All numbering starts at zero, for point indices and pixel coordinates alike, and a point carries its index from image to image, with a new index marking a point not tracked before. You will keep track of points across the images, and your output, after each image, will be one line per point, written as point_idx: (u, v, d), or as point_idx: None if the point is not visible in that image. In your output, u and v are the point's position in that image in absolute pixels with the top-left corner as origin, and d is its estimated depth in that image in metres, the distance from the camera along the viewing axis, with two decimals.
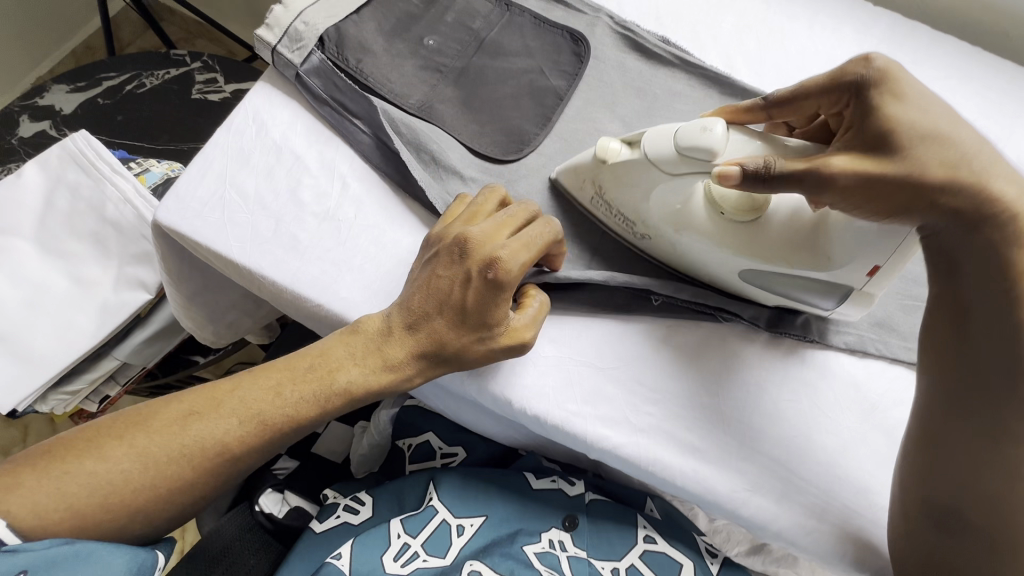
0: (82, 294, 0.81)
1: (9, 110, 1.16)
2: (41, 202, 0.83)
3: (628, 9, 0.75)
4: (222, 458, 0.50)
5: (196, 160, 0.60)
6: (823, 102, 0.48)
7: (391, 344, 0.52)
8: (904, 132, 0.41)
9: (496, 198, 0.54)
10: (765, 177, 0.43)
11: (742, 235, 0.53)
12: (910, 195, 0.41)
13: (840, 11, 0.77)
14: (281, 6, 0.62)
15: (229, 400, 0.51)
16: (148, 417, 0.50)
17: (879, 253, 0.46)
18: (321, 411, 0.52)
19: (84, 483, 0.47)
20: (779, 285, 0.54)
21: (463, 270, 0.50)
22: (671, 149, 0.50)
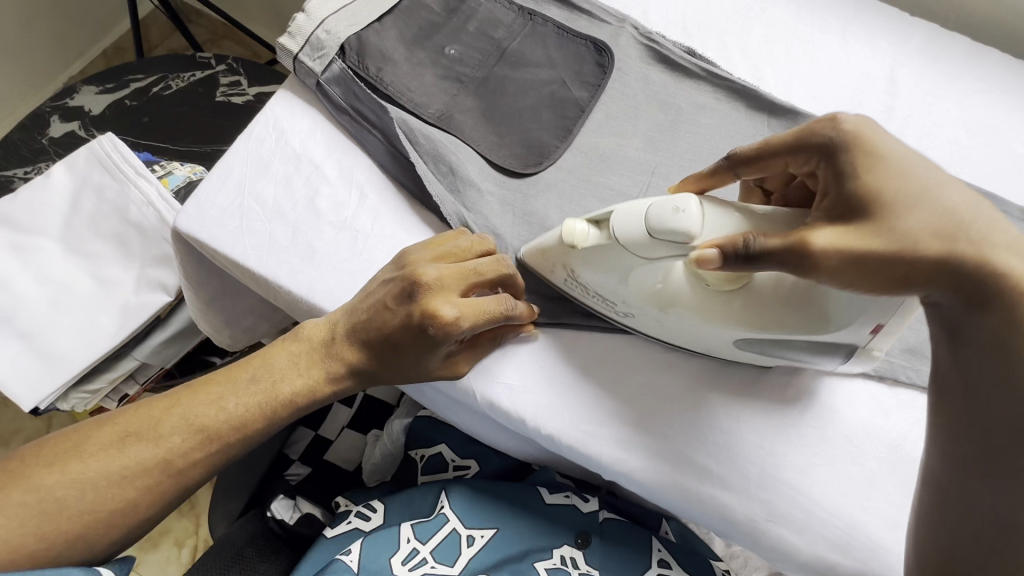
0: (104, 295, 0.82)
1: (41, 110, 1.19)
2: (66, 203, 0.85)
3: (654, 18, 0.73)
4: (166, 475, 0.47)
5: (216, 168, 0.60)
6: (796, 162, 0.45)
7: (334, 355, 0.52)
8: (888, 202, 0.40)
9: (480, 248, 0.54)
10: (746, 257, 0.41)
11: (735, 307, 0.48)
12: (899, 269, 0.39)
13: (875, 22, 0.75)
14: (304, 15, 0.61)
15: (169, 418, 0.48)
16: (81, 441, 0.47)
17: (883, 311, 0.44)
18: (268, 420, 0.50)
19: (16, 515, 0.43)
20: (784, 351, 0.50)
21: (408, 310, 0.50)
22: (642, 231, 0.46)
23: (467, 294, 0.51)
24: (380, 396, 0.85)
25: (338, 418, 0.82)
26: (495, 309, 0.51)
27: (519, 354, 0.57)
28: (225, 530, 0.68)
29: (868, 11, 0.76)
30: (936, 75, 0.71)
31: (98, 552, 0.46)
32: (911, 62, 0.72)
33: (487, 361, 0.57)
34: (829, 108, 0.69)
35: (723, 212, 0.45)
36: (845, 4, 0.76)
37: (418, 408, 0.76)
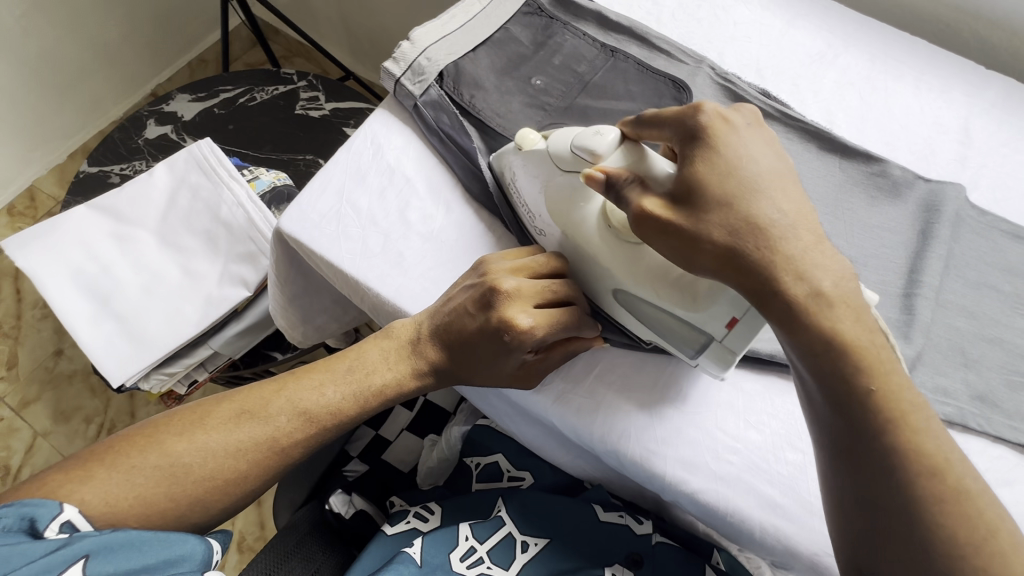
0: (191, 286, 0.89)
1: (139, 114, 1.29)
2: (164, 199, 0.92)
3: (729, 60, 0.77)
4: (273, 451, 0.52)
5: (318, 176, 0.66)
6: (670, 138, 0.48)
7: (420, 352, 0.56)
8: (704, 193, 0.44)
9: (554, 266, 0.56)
10: (616, 193, 0.48)
11: (622, 251, 0.52)
12: (687, 243, 0.43)
13: (949, 73, 0.76)
14: (409, 43, 0.67)
15: (275, 397, 0.53)
16: (204, 415, 0.52)
17: (736, 305, 0.47)
18: (360, 408, 0.54)
19: (151, 475, 0.48)
20: (654, 321, 0.53)
21: (485, 318, 0.52)
22: (569, 151, 0.53)
23: (544, 306, 0.54)
24: (438, 402, 0.88)
25: (398, 419, 0.84)
26: (570, 318, 0.53)
27: (589, 367, 0.60)
28: (290, 517, 0.71)
29: (943, 61, 0.77)
30: (1009, 129, 0.72)
31: (211, 517, 0.51)
32: (985, 115, 0.73)
33: (562, 370, 0.59)
34: (900, 154, 0.71)
35: (630, 156, 0.50)
36: (919, 54, 0.78)
37: (477, 416, 0.79)
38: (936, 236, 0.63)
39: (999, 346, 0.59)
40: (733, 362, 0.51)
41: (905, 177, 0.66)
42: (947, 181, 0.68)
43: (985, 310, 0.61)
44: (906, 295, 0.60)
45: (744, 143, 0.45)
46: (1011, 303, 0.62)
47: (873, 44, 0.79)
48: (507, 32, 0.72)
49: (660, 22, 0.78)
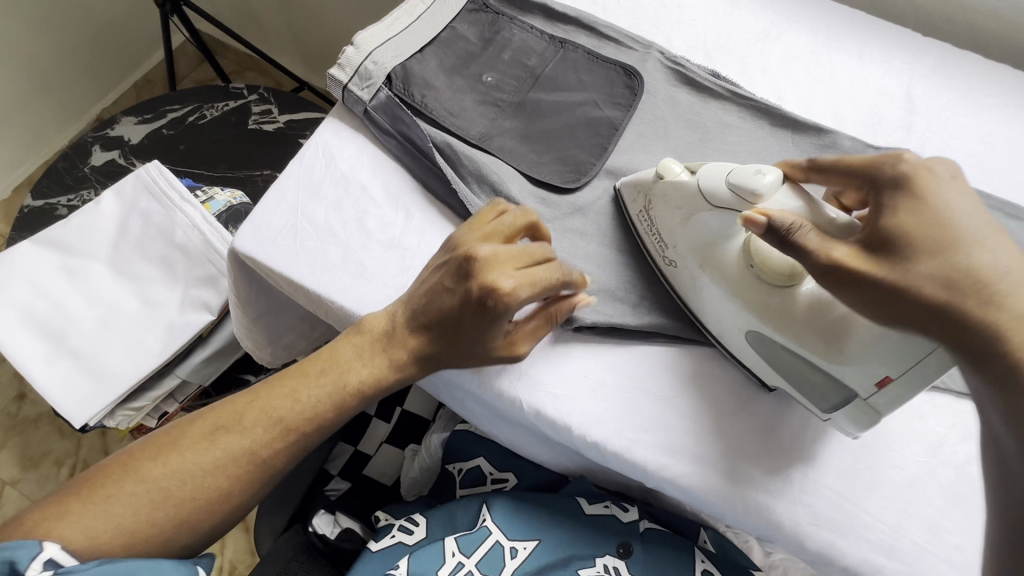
0: (151, 315, 0.85)
1: (83, 141, 1.24)
2: (115, 227, 0.89)
3: (677, 44, 0.77)
4: (255, 464, 0.51)
5: (271, 191, 0.63)
6: (859, 186, 0.48)
7: (395, 343, 0.54)
8: (915, 244, 0.42)
9: (524, 220, 0.55)
10: (783, 238, 0.46)
11: (767, 295, 0.52)
12: (895, 298, 0.42)
13: (889, 42, 0.78)
14: (353, 47, 0.65)
15: (248, 411, 0.52)
16: (178, 436, 0.51)
17: (892, 364, 0.45)
18: (338, 413, 0.54)
19: (130, 503, 0.47)
20: (801, 373, 0.52)
21: (466, 288, 0.51)
22: (724, 188, 0.52)
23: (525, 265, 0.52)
24: (416, 411, 0.86)
25: (377, 432, 0.83)
26: (557, 278, 0.52)
27: (553, 365, 0.57)
28: (272, 544, 0.69)
29: (882, 31, 0.79)
30: (949, 94, 0.75)
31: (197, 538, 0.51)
32: (925, 81, 0.75)
33: (527, 373, 0.57)
34: (849, 125, 0.72)
35: (795, 196, 0.50)
36: (859, 26, 0.80)
37: (455, 421, 0.77)
38: None
39: None
40: (879, 420, 0.50)
41: (855, 147, 0.67)
42: (895, 148, 0.70)
43: None
44: None
45: (957, 198, 0.43)
46: None
47: (814, 19, 0.80)
48: (454, 31, 0.71)
49: (606, 10, 0.78)
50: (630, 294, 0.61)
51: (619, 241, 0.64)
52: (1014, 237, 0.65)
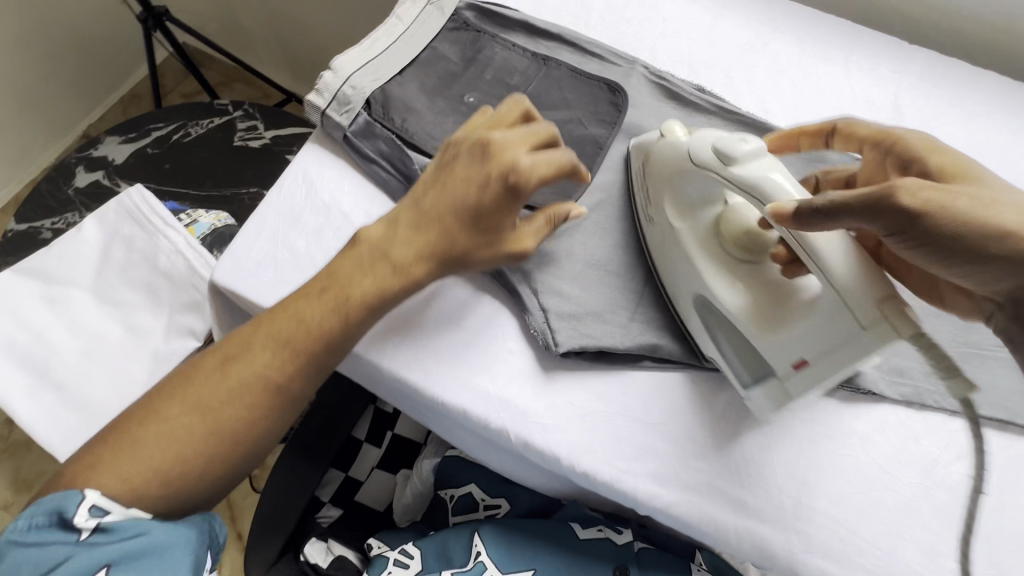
0: (135, 343, 0.84)
1: (66, 163, 1.22)
2: (98, 254, 0.87)
3: (661, 57, 0.76)
4: (270, 388, 0.52)
5: (251, 221, 0.62)
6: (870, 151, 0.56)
7: (398, 248, 0.54)
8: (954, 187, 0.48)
9: (519, 110, 0.56)
10: (823, 211, 0.45)
11: (723, 261, 0.55)
12: (958, 232, 0.46)
13: (876, 50, 0.78)
14: (331, 72, 0.64)
15: (257, 341, 0.52)
16: (191, 376, 0.52)
17: (810, 347, 0.48)
18: (350, 334, 0.53)
19: (159, 444, 0.49)
20: (733, 348, 0.54)
21: (482, 173, 0.52)
22: (709, 150, 0.53)
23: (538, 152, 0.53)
24: (408, 434, 0.85)
25: (367, 458, 0.82)
26: (556, 162, 0.52)
27: (539, 395, 0.56)
28: None
29: (868, 39, 0.79)
30: (937, 102, 0.74)
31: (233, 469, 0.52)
32: (913, 89, 0.75)
33: (513, 404, 0.55)
34: None
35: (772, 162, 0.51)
36: (845, 34, 0.79)
37: (446, 446, 0.76)
38: None
39: (947, 320, 0.61)
40: (789, 402, 0.51)
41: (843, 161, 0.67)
42: None
43: None
44: None
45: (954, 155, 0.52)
46: None
47: (800, 28, 0.79)
48: (434, 51, 0.70)
49: (588, 25, 0.77)
50: (620, 315, 0.59)
51: (609, 262, 0.62)
52: None
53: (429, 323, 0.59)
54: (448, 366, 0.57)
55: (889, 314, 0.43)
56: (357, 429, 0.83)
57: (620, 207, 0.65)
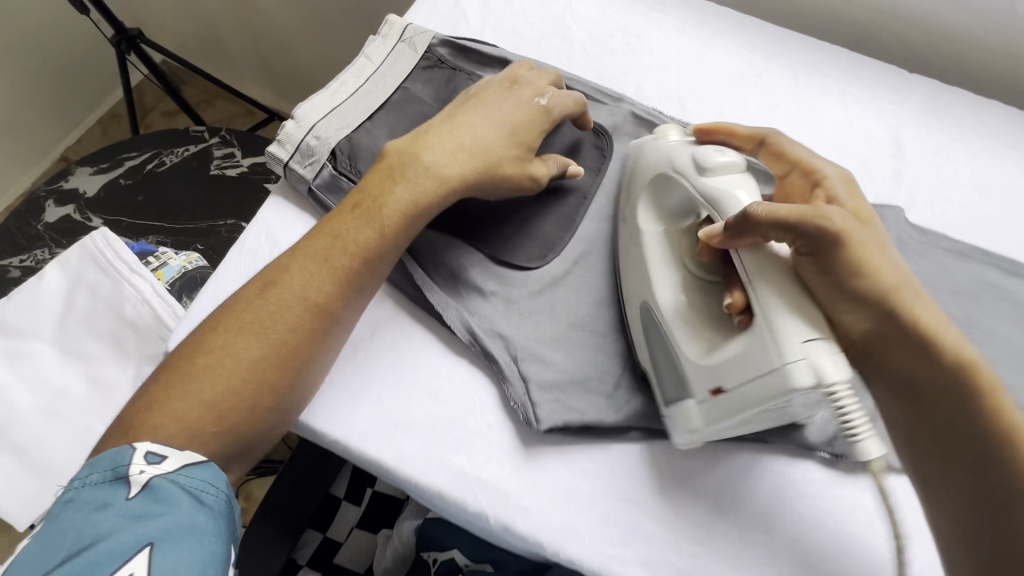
0: (100, 398, 0.80)
1: (36, 196, 1.18)
2: (60, 303, 0.83)
3: (649, 93, 0.72)
4: (315, 310, 0.50)
5: (210, 284, 0.58)
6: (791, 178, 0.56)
7: (428, 166, 0.54)
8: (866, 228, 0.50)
9: (528, 66, 0.63)
10: (747, 227, 0.47)
11: (676, 270, 0.54)
12: (862, 284, 0.47)
13: (874, 80, 0.74)
14: (293, 121, 0.60)
15: (298, 258, 0.51)
16: (231, 306, 0.50)
17: (728, 377, 0.47)
18: (403, 228, 0.53)
19: (208, 381, 0.47)
20: (665, 369, 0.53)
21: (512, 100, 0.59)
22: (688, 159, 0.53)
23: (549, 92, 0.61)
24: (389, 490, 0.81)
25: (347, 517, 0.78)
26: (570, 105, 0.61)
27: (520, 475, 0.52)
28: None
29: (866, 68, 0.75)
30: (940, 135, 0.70)
31: (286, 416, 0.50)
32: (914, 123, 0.71)
33: (492, 484, 0.52)
34: None
35: (744, 182, 0.51)
36: (842, 63, 0.75)
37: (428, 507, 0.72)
38: None
39: None
40: (699, 437, 0.50)
41: None
42: (884, 202, 0.65)
43: None
44: None
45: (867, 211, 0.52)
46: (964, 328, 0.59)
47: (794, 57, 0.75)
48: (407, 91, 0.66)
49: (571, 60, 0.73)
50: (606, 381, 0.55)
51: (594, 321, 0.58)
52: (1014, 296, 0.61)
53: (400, 395, 0.54)
54: (422, 445, 0.53)
55: (817, 358, 0.43)
56: (335, 486, 0.79)
57: (606, 260, 0.61)
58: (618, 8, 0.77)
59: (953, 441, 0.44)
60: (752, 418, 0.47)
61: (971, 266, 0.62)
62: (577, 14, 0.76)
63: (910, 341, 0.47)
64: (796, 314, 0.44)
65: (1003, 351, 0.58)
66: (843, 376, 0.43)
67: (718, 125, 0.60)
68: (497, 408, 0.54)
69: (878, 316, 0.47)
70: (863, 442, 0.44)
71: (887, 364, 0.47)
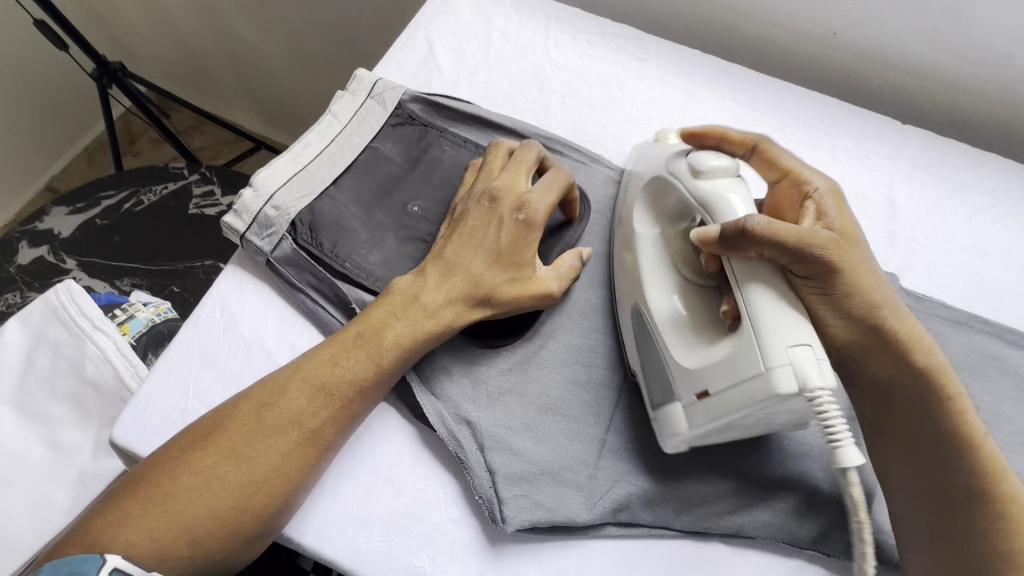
0: (59, 463, 0.75)
1: (10, 237, 1.15)
2: (20, 362, 0.78)
3: (629, 148, 0.69)
4: (311, 441, 0.47)
5: (159, 363, 0.55)
6: (788, 185, 0.52)
7: (434, 292, 0.52)
8: (851, 236, 0.48)
9: (503, 152, 0.58)
10: (740, 234, 0.44)
11: (670, 279, 0.53)
12: (851, 290, 0.46)
13: (866, 132, 0.71)
14: (251, 189, 0.57)
15: (295, 384, 0.48)
16: (222, 421, 0.47)
17: (713, 378, 0.46)
18: (402, 362, 0.50)
19: (188, 502, 0.44)
20: (653, 371, 0.52)
21: (497, 216, 0.54)
22: (685, 164, 0.52)
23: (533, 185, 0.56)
24: None
25: None
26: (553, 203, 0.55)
27: None
28: None
29: (858, 119, 0.72)
30: (936, 191, 0.67)
31: (254, 549, 0.47)
32: (909, 179, 0.68)
33: None
34: None
35: (736, 186, 0.49)
36: (832, 115, 0.72)
37: None
38: None
39: None
40: (682, 437, 0.49)
41: None
42: (877, 268, 0.62)
43: None
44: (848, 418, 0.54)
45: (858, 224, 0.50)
46: None
47: (783, 108, 0.72)
48: (375, 151, 0.63)
49: (549, 113, 0.70)
50: (582, 472, 0.51)
51: (569, 405, 0.54)
52: (1018, 369, 0.57)
53: (359, 488, 0.51)
54: (380, 544, 0.49)
55: (804, 366, 0.41)
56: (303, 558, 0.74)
57: (582, 334, 0.57)
58: (598, 57, 0.74)
59: (925, 445, 0.45)
60: (739, 421, 0.45)
61: (971, 337, 0.59)
62: (556, 64, 0.74)
63: (882, 348, 0.47)
64: (789, 318, 0.43)
65: (1006, 432, 0.55)
66: (826, 382, 0.41)
67: (710, 127, 0.57)
68: (462, 500, 0.51)
69: (856, 325, 0.47)
70: (841, 448, 0.41)
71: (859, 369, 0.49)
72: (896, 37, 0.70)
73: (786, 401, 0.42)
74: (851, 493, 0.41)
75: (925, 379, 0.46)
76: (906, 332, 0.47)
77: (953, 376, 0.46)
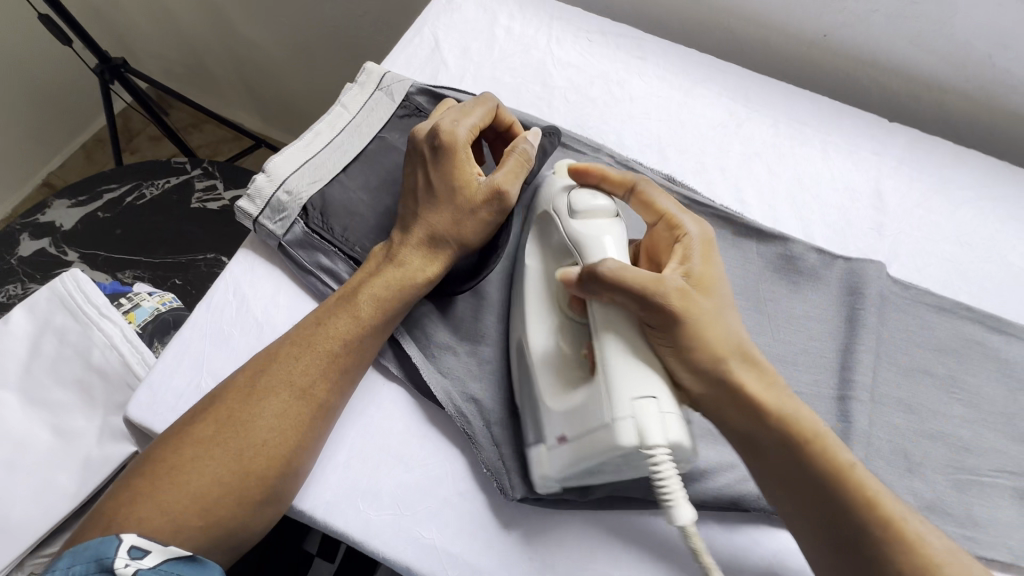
0: (64, 449, 0.75)
1: (11, 229, 1.15)
2: (26, 349, 0.78)
3: (629, 141, 0.72)
4: (307, 401, 0.49)
5: (172, 344, 0.56)
6: (660, 229, 0.55)
7: (402, 250, 0.54)
8: (706, 285, 0.50)
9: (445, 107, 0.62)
10: (597, 280, 0.47)
11: (552, 317, 0.53)
12: (699, 341, 0.47)
13: (855, 129, 0.74)
14: (264, 175, 0.59)
15: (283, 349, 0.50)
16: (218, 394, 0.49)
17: (569, 423, 0.47)
18: (383, 316, 0.52)
19: (195, 473, 0.45)
20: (528, 410, 0.52)
21: (421, 152, 0.56)
22: (567, 206, 0.53)
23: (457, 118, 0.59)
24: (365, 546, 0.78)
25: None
26: (476, 118, 0.57)
27: (492, 548, 0.50)
28: None
29: (848, 117, 0.75)
30: (920, 186, 0.70)
31: (268, 517, 0.48)
32: (895, 174, 0.71)
33: (463, 559, 0.49)
34: (816, 230, 0.67)
35: (608, 230, 0.52)
36: (823, 112, 0.75)
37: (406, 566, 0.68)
38: (861, 325, 0.59)
39: (940, 441, 0.55)
40: (549, 480, 0.49)
41: (820, 262, 0.63)
42: (866, 257, 0.65)
43: (922, 401, 0.57)
44: (839, 398, 0.56)
45: (723, 273, 0.52)
46: (947, 388, 0.58)
47: (776, 105, 0.75)
48: (383, 140, 0.64)
49: (551, 108, 0.73)
50: None
51: None
52: (1000, 353, 0.60)
53: (369, 463, 0.52)
54: (390, 517, 0.50)
55: (644, 418, 0.43)
56: (308, 541, 0.75)
57: None
58: (598, 55, 0.77)
59: (799, 489, 0.46)
60: (596, 467, 0.47)
61: (955, 323, 0.61)
62: (558, 61, 0.76)
63: (736, 403, 0.48)
64: (637, 368, 0.46)
65: (986, 412, 0.57)
66: (664, 438, 0.43)
67: (591, 166, 0.56)
68: (470, 474, 0.53)
69: (704, 378, 0.48)
70: (674, 506, 0.43)
71: (725, 420, 0.49)
72: (884, 38, 0.73)
73: (629, 454, 0.44)
74: (698, 555, 0.44)
75: (779, 429, 0.46)
76: (752, 383, 0.48)
77: (806, 416, 0.47)
